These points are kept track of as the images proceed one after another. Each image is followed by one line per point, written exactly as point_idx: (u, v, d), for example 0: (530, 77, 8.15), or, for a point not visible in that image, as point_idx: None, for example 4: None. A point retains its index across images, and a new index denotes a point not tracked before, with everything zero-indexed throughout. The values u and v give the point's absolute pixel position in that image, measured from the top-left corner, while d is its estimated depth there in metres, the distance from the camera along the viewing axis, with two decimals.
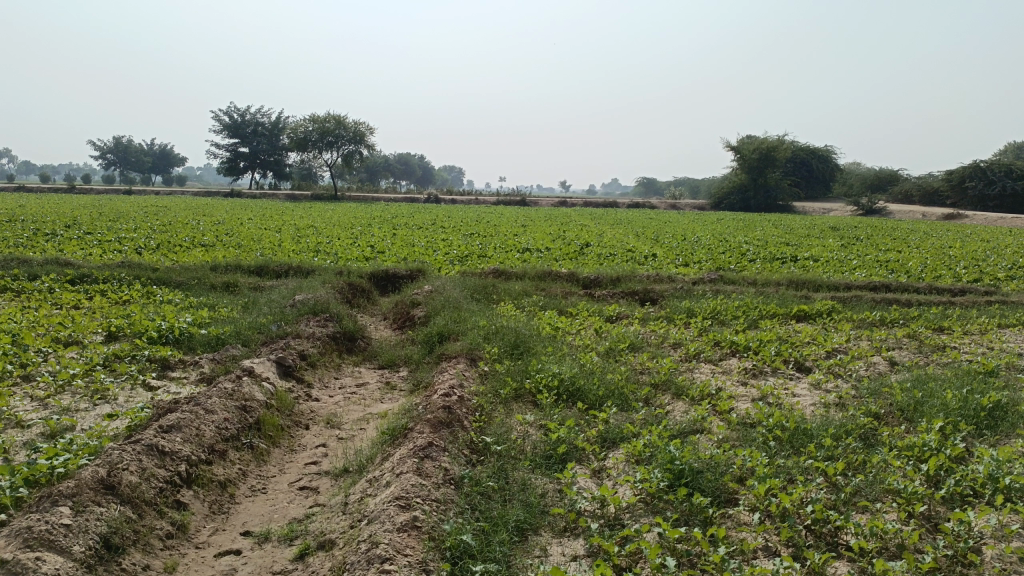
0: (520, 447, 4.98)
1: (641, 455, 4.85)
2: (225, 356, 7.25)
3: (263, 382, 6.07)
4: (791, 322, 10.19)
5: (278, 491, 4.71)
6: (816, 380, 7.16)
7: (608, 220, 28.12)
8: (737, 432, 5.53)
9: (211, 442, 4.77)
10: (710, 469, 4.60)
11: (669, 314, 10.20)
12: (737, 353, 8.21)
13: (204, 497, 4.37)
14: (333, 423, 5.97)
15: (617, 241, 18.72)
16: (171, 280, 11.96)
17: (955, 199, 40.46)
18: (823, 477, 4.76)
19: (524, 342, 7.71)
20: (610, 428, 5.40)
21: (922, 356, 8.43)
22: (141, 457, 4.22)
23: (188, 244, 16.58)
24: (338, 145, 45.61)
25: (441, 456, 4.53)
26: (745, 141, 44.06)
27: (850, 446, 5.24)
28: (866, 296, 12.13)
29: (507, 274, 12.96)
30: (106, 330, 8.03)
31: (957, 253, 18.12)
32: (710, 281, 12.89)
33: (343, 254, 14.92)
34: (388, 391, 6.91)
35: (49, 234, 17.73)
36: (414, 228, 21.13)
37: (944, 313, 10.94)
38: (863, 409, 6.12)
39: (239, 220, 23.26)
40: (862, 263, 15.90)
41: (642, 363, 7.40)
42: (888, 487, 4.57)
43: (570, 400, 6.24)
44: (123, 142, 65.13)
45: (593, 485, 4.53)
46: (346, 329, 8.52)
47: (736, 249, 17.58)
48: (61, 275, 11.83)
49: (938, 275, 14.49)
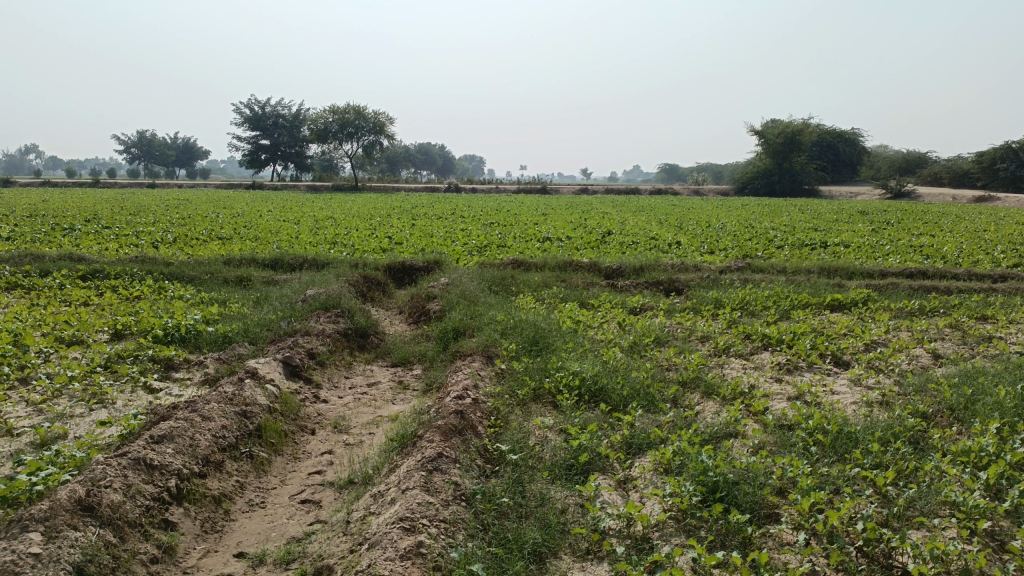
0: (538, 455, 4.60)
1: (671, 463, 4.45)
2: (231, 355, 6.93)
3: (267, 384, 5.73)
4: (824, 312, 9.70)
5: (278, 505, 4.37)
6: (855, 377, 6.69)
7: (630, 207, 27.54)
8: (774, 436, 5.10)
9: (205, 453, 4.44)
10: (746, 481, 4.18)
11: (695, 306, 9.75)
12: (769, 347, 7.76)
13: (196, 514, 4.04)
14: (340, 428, 5.62)
15: (640, 229, 18.23)
16: (183, 274, 11.70)
17: (986, 180, 39.32)
18: (872, 488, 4.32)
19: (544, 338, 7.31)
20: (636, 433, 5.00)
21: (967, 348, 7.90)
22: (127, 472, 3.90)
23: (204, 238, 16.32)
24: (358, 136, 45.38)
25: (451, 468, 4.16)
26: (769, 124, 43.18)
27: (900, 452, 4.78)
28: (902, 284, 11.57)
29: (526, 265, 12.54)
30: (111, 328, 7.74)
31: (992, 237, 17.42)
32: (738, 270, 12.42)
33: (361, 246, 14.61)
34: (400, 391, 6.56)
35: (68, 228, 17.59)
36: (433, 218, 20.80)
37: (986, 301, 10.36)
38: (910, 408, 5.64)
39: (257, 212, 23.14)
40: (895, 248, 15.29)
41: (668, 359, 6.98)
42: (946, 500, 4.11)
43: (592, 401, 5.84)
44: (147, 135, 65.57)
45: (619, 499, 4.13)
46: (358, 326, 8.17)
47: (764, 235, 17.05)
48: (72, 271, 11.60)
49: (976, 260, 13.86)
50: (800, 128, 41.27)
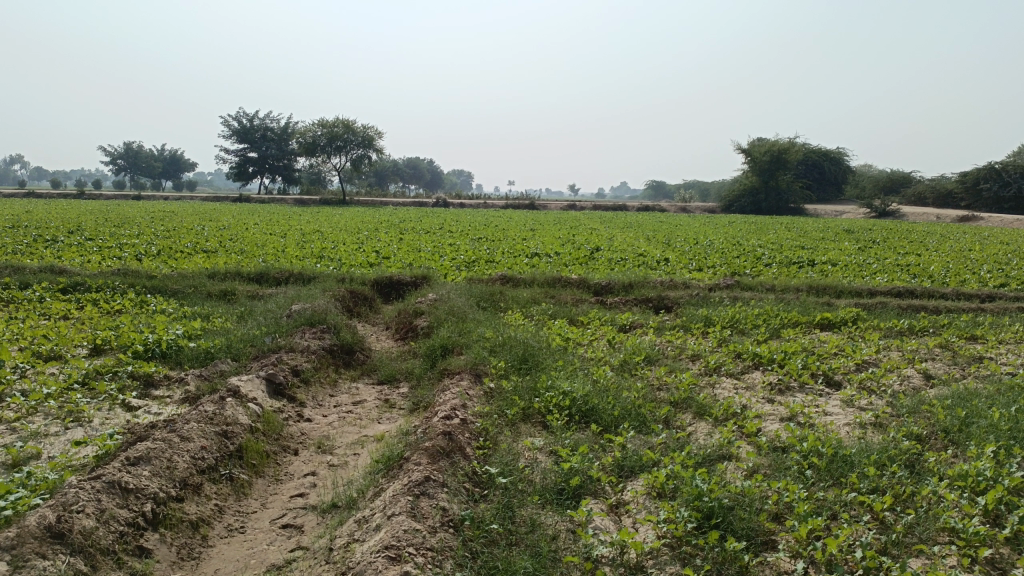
0: (528, 478, 4.48)
1: (664, 487, 4.34)
2: (213, 372, 6.76)
3: (249, 403, 5.58)
4: (814, 331, 9.64)
5: (257, 530, 4.22)
6: (848, 398, 6.60)
7: (618, 223, 27.53)
8: (768, 459, 5.00)
9: (183, 475, 4.29)
10: (741, 506, 4.07)
11: (685, 324, 9.67)
12: (760, 366, 7.68)
13: (172, 540, 3.89)
14: (324, 448, 5.48)
15: (628, 245, 18.20)
16: (166, 288, 11.51)
17: (969, 200, 39.68)
18: (870, 513, 4.22)
19: (533, 356, 7.20)
20: (628, 455, 4.88)
21: (958, 369, 7.85)
22: (101, 496, 3.75)
23: (189, 251, 16.11)
24: (347, 150, 45.25)
25: (439, 493, 4.03)
26: (756, 143, 43.46)
27: (896, 476, 4.69)
28: (891, 303, 11.55)
29: (515, 281, 12.43)
30: (90, 343, 7.56)
31: (978, 256, 17.47)
32: (727, 288, 12.37)
33: (347, 260, 14.48)
34: (386, 410, 6.42)
35: (50, 240, 17.34)
36: (421, 233, 20.66)
37: (975, 321, 10.34)
38: (904, 431, 5.56)
39: (243, 225, 22.94)
40: (882, 267, 15.30)
41: (659, 378, 6.88)
42: (945, 526, 4.02)
43: (583, 422, 5.72)
44: (133, 147, 65.18)
45: (611, 525, 4.02)
46: (344, 342, 8.03)
47: (751, 253, 17.03)
48: (52, 284, 11.38)
49: (963, 279, 13.88)
50: (786, 147, 41.55)
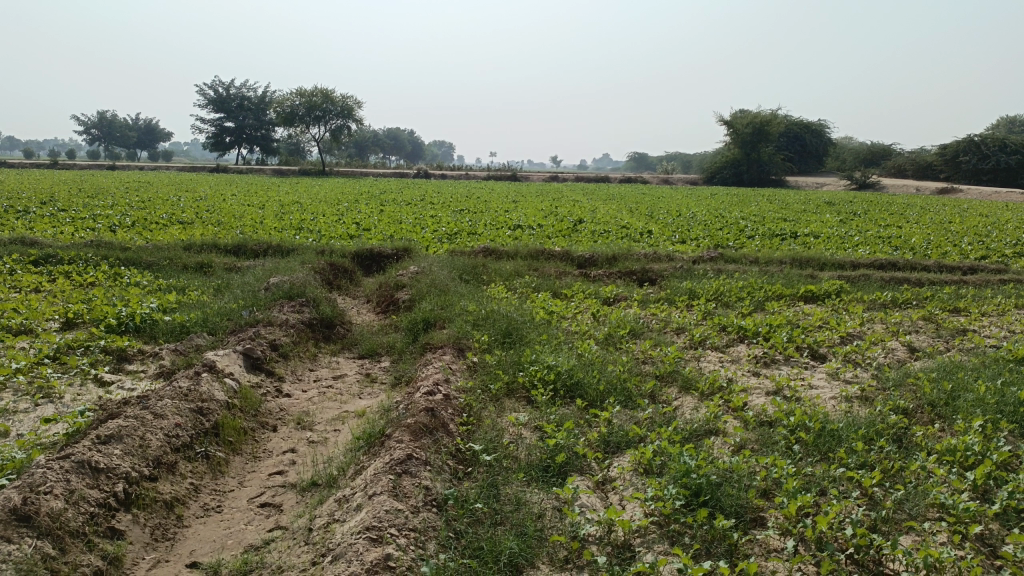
0: (514, 456, 4.38)
1: (651, 464, 4.27)
2: (188, 347, 6.59)
3: (225, 378, 5.42)
4: (798, 303, 9.60)
5: (235, 510, 4.10)
6: (833, 371, 6.57)
7: (600, 195, 27.36)
8: (755, 433, 4.94)
9: (157, 454, 4.15)
10: (730, 482, 4.01)
11: (669, 296, 9.59)
12: (745, 339, 7.62)
13: (145, 520, 3.75)
14: (304, 425, 5.35)
15: (611, 217, 18.08)
16: (141, 260, 11.25)
17: (948, 172, 39.87)
18: (859, 489, 4.18)
19: (517, 329, 7.09)
20: (614, 430, 4.80)
21: (941, 341, 7.83)
22: (69, 476, 3.60)
23: (164, 222, 15.78)
24: (326, 119, 44.62)
25: (422, 471, 3.92)
26: (739, 115, 43.30)
27: (884, 451, 4.65)
28: (874, 275, 11.53)
29: (497, 254, 12.29)
30: (62, 316, 7.35)
31: (958, 229, 17.53)
32: (710, 260, 12.31)
33: (327, 232, 14.25)
34: (368, 385, 6.30)
35: (22, 211, 16.91)
36: (403, 204, 20.38)
37: (957, 293, 10.34)
38: (891, 404, 5.52)
39: (221, 195, 22.59)
40: (864, 239, 15.30)
41: (644, 351, 6.80)
42: (934, 502, 3.98)
43: (568, 397, 5.64)
44: (107, 116, 63.87)
45: (598, 502, 3.94)
46: (324, 316, 7.87)
47: (734, 225, 16.99)
48: (23, 255, 11.09)
49: (944, 251, 13.92)
50: (768, 119, 41.45)
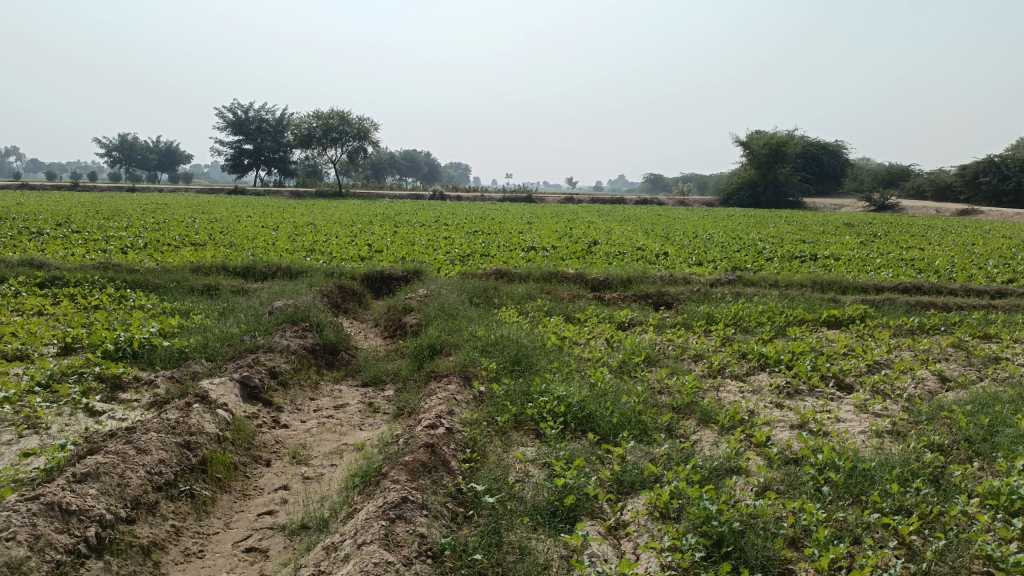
0: (519, 497, 4.06)
1: (668, 507, 3.93)
2: (185, 374, 6.34)
3: (217, 409, 5.14)
4: (821, 329, 9.23)
5: (218, 555, 3.81)
6: (861, 403, 6.20)
7: (616, 217, 27.07)
8: (781, 473, 4.59)
9: (135, 493, 3.87)
10: (753, 530, 3.67)
11: (687, 321, 9.26)
12: (766, 367, 7.26)
13: (119, 567, 3.47)
14: (300, 459, 5.07)
15: (626, 239, 17.80)
16: (147, 282, 11.07)
17: (969, 194, 39.28)
18: (894, 538, 3.83)
19: (527, 356, 6.78)
20: (628, 468, 4.48)
21: (974, 370, 7.43)
22: (37, 520, 3.32)
23: (176, 244, 15.66)
24: (343, 142, 44.76)
25: (418, 516, 3.62)
26: (755, 136, 42.99)
27: (921, 494, 4.28)
28: (899, 300, 11.13)
29: (510, 276, 12.00)
30: (60, 341, 7.12)
31: (982, 251, 17.06)
32: (729, 283, 11.97)
33: (338, 253, 14.05)
34: (370, 415, 6.01)
35: (35, 233, 16.84)
36: (416, 226, 20.21)
37: (986, 319, 9.91)
38: (925, 440, 5.14)
39: (236, 217, 22.51)
40: (886, 262, 14.91)
41: (660, 380, 6.47)
42: (980, 553, 3.62)
43: (579, 430, 5.32)
44: (129, 139, 64.54)
45: (610, 552, 3.61)
46: (328, 341, 7.60)
47: (753, 247, 16.64)
48: (30, 278, 10.93)
49: (970, 274, 13.49)
50: (785, 140, 41.10)
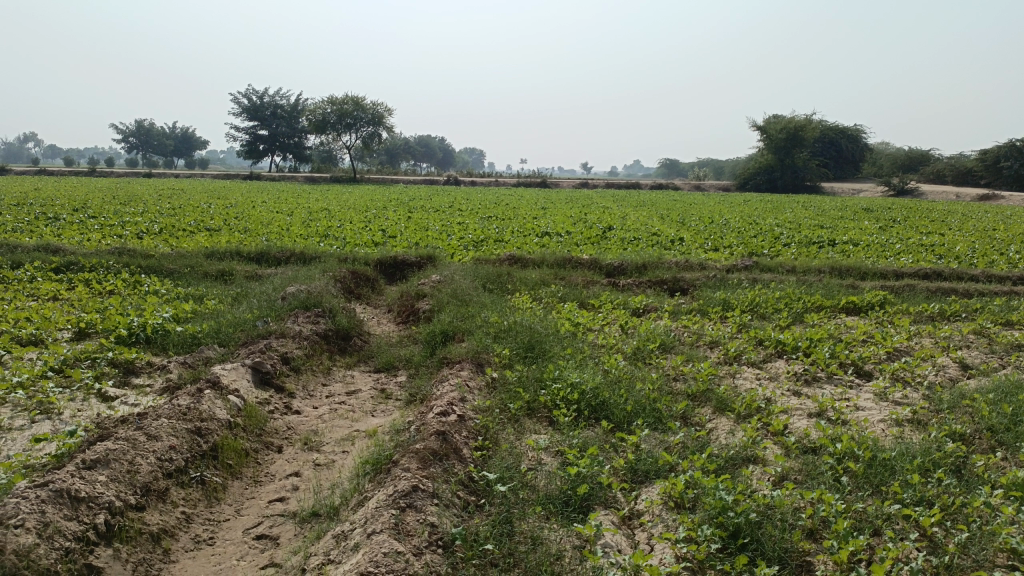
0: (532, 486, 4.01)
1: (684, 497, 3.86)
2: (197, 359, 6.32)
3: (229, 395, 5.11)
4: (839, 316, 9.09)
5: (228, 543, 3.79)
6: (881, 391, 6.09)
7: (631, 202, 26.85)
8: (799, 463, 4.51)
9: (146, 480, 3.85)
10: (770, 521, 3.60)
11: (702, 307, 9.14)
12: (783, 355, 7.15)
13: (128, 555, 3.44)
14: (311, 445, 5.03)
15: (642, 224, 17.64)
16: (162, 268, 11.07)
17: (990, 179, 38.68)
18: (916, 529, 3.74)
19: (540, 343, 6.71)
20: (642, 457, 4.40)
21: (995, 358, 7.28)
22: (46, 507, 3.30)
23: (191, 229, 15.66)
24: (357, 127, 44.69)
25: (429, 505, 3.57)
26: (773, 120, 42.48)
27: (942, 485, 4.18)
28: (919, 286, 10.93)
29: (524, 262, 11.91)
30: (74, 326, 7.12)
31: (1004, 236, 16.78)
32: (745, 269, 11.83)
33: (352, 239, 14.00)
34: (382, 401, 5.97)
35: (52, 218, 16.90)
36: (430, 211, 20.12)
37: (1008, 305, 9.72)
38: (947, 429, 5.03)
39: (251, 202, 22.50)
40: (906, 247, 14.68)
41: (676, 368, 6.37)
42: (1004, 546, 3.51)
43: (593, 418, 5.25)
44: (145, 125, 64.75)
45: (624, 542, 3.55)
46: (340, 327, 7.56)
47: (770, 232, 16.44)
48: (45, 263, 10.96)
49: (991, 260, 13.26)
50: (803, 124, 40.59)
